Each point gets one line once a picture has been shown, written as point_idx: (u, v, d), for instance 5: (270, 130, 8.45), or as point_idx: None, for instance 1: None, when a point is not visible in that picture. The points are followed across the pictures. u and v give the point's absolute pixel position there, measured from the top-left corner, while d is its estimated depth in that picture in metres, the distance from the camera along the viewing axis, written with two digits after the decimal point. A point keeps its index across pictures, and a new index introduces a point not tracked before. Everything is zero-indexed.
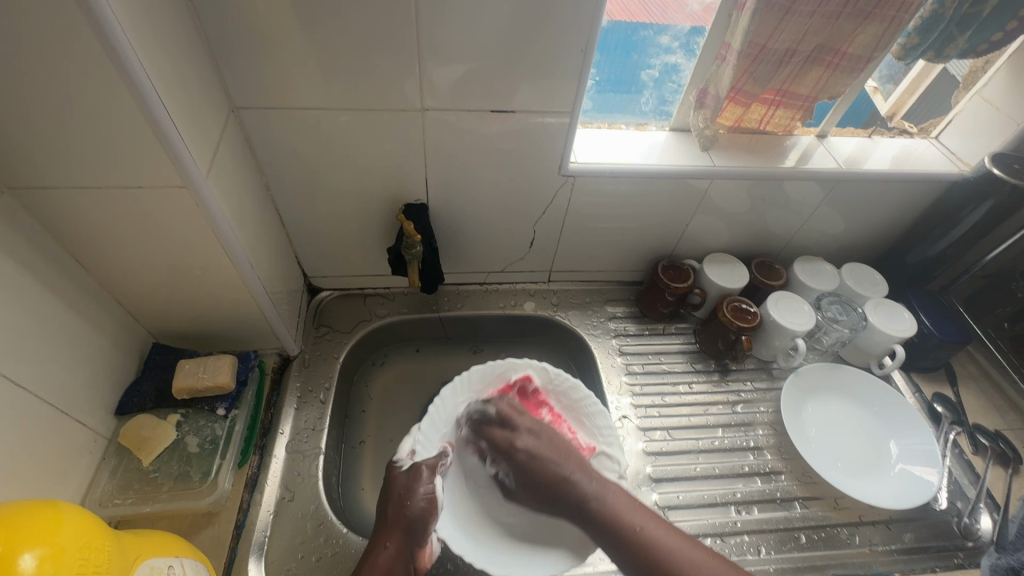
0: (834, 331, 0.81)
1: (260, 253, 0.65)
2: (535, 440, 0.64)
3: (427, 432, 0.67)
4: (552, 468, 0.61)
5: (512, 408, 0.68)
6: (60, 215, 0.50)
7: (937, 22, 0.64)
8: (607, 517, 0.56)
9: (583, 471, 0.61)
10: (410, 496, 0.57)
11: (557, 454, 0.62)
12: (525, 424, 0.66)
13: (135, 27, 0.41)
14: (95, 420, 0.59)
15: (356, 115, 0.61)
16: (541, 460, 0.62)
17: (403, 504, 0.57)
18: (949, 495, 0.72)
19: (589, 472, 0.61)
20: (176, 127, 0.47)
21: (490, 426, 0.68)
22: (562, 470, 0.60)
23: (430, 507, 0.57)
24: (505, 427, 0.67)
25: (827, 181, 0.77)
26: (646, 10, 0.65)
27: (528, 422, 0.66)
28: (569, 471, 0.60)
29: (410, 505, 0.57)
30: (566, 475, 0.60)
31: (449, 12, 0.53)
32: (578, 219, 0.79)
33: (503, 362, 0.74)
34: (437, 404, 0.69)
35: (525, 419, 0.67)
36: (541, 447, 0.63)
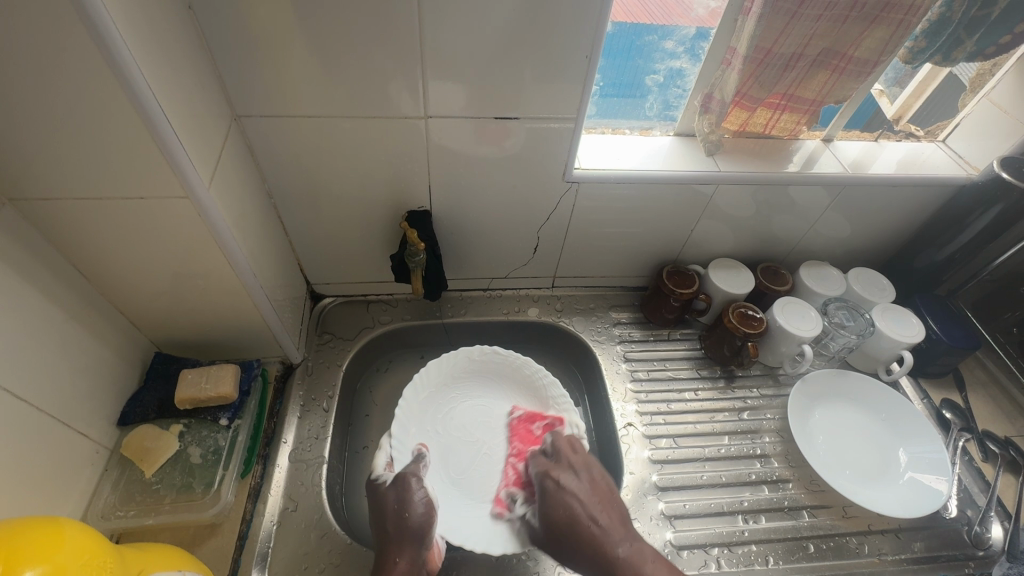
0: (841, 337, 0.80)
1: (262, 261, 0.65)
2: (575, 477, 0.60)
3: (402, 435, 0.67)
4: (585, 514, 0.55)
5: (569, 442, 0.64)
6: (61, 226, 0.50)
7: (945, 25, 0.64)
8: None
9: (618, 523, 0.55)
10: (407, 508, 0.57)
11: (596, 500, 0.57)
12: (572, 460, 0.62)
13: (137, 39, 0.41)
14: (97, 431, 0.59)
15: (359, 122, 0.61)
16: (576, 502, 0.57)
17: (403, 517, 0.57)
18: (959, 503, 0.71)
19: (629, 531, 0.54)
20: (178, 137, 0.47)
21: (539, 455, 0.65)
22: (596, 521, 0.55)
23: (429, 510, 0.58)
24: (553, 458, 0.64)
25: (833, 186, 0.76)
26: (648, 13, 0.64)
27: (578, 460, 0.62)
28: (606, 523, 0.55)
29: (410, 515, 0.57)
30: (599, 524, 0.54)
31: (453, 19, 0.53)
32: (582, 224, 0.79)
33: (458, 352, 0.76)
34: (403, 406, 0.70)
35: (578, 456, 0.62)
36: (577, 487, 0.58)
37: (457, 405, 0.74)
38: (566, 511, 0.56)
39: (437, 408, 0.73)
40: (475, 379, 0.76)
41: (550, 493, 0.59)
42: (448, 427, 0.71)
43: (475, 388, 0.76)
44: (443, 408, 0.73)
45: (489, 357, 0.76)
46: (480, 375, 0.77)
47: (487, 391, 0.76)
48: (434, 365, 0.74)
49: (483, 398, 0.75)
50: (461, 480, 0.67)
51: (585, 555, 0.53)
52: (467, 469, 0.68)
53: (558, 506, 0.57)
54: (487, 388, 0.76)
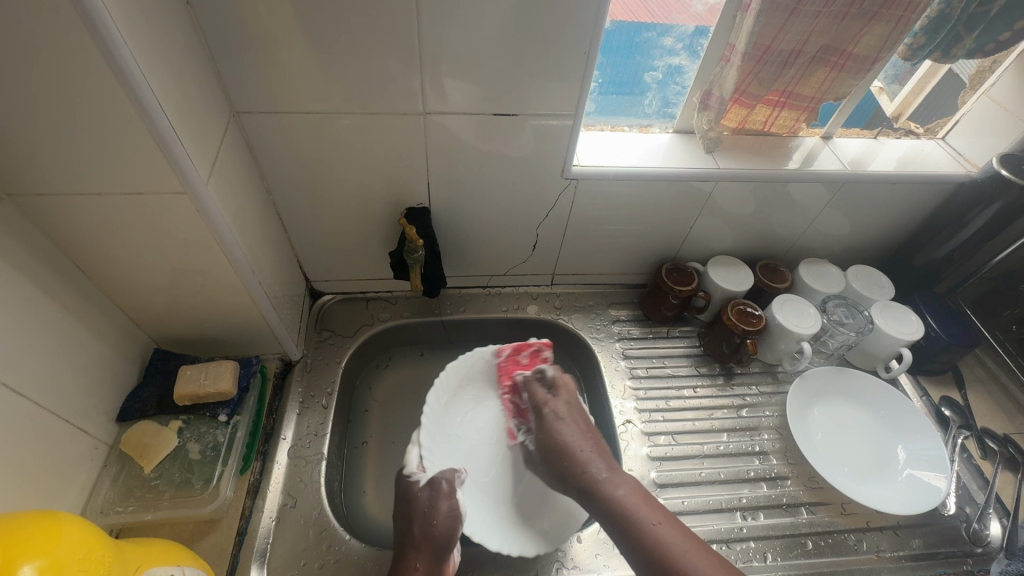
0: (840, 334, 0.80)
1: (261, 258, 0.65)
2: (568, 412, 0.69)
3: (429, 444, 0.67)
4: (574, 442, 0.65)
5: (565, 380, 0.72)
6: (60, 222, 0.50)
7: (944, 22, 0.64)
8: (613, 501, 0.59)
9: (598, 453, 0.64)
10: (434, 514, 0.58)
11: (584, 432, 0.66)
12: (565, 395, 0.70)
13: (134, 35, 0.41)
14: (96, 427, 0.59)
15: (357, 119, 0.61)
16: (566, 432, 0.66)
17: (432, 524, 0.57)
18: (957, 500, 0.71)
19: (608, 460, 0.64)
20: (176, 133, 0.47)
21: (536, 383, 0.73)
22: (582, 447, 0.64)
23: (455, 520, 0.58)
24: (549, 391, 0.71)
25: (832, 183, 0.76)
26: (648, 11, 0.64)
27: (569, 396, 0.71)
28: (589, 450, 0.64)
29: (436, 524, 0.57)
30: (585, 451, 0.64)
31: (451, 15, 0.53)
32: (581, 221, 0.79)
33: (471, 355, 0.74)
34: (427, 415, 0.69)
35: (571, 396, 0.71)
36: (567, 419, 0.68)
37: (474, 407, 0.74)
38: (558, 438, 0.66)
39: (456, 411, 0.73)
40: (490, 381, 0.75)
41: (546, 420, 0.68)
42: (467, 431, 0.72)
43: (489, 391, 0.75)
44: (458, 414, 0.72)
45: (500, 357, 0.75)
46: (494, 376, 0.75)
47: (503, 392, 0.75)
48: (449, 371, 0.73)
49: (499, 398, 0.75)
50: (479, 482, 0.69)
51: (567, 474, 0.63)
52: (488, 469, 0.70)
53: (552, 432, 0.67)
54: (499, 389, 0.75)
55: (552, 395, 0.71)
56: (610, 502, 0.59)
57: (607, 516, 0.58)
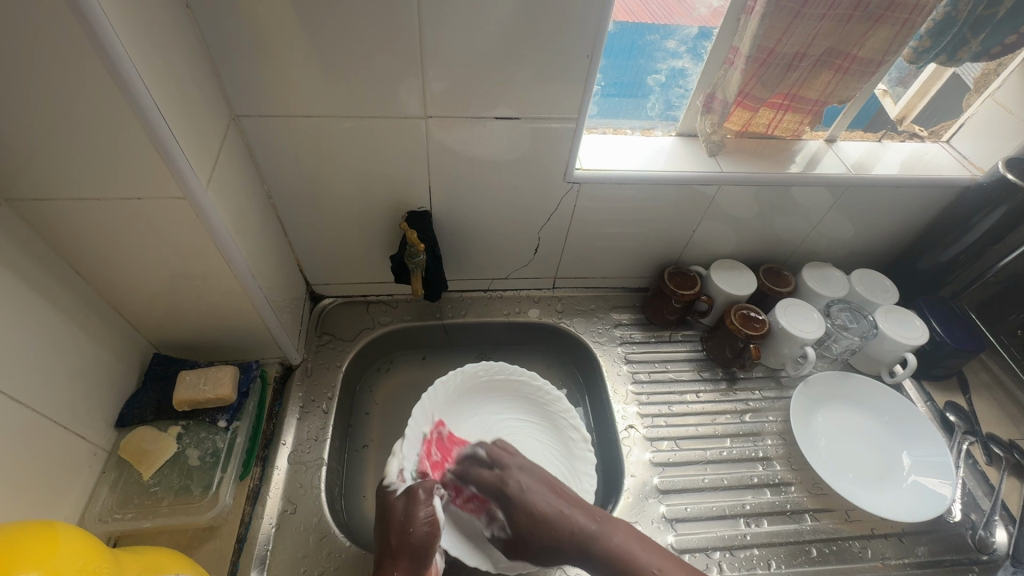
0: (845, 339, 0.79)
1: (262, 262, 0.64)
2: (528, 477, 0.61)
3: (414, 452, 0.65)
4: (549, 507, 0.58)
5: (501, 448, 0.65)
6: (59, 227, 0.50)
7: (950, 24, 0.64)
8: (615, 553, 0.54)
9: (578, 507, 0.58)
10: (412, 522, 0.55)
11: (553, 489, 0.60)
12: (514, 461, 0.63)
13: (133, 39, 0.41)
14: (95, 433, 0.59)
15: (359, 122, 0.60)
16: (537, 499, 0.58)
17: (409, 533, 0.55)
18: (962, 507, 0.71)
19: (591, 511, 0.58)
20: (176, 138, 0.46)
21: (477, 466, 0.64)
22: (561, 505, 0.58)
23: (433, 529, 0.56)
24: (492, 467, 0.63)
25: (836, 187, 0.76)
26: (650, 10, 0.63)
27: (518, 461, 0.63)
28: (570, 507, 0.58)
29: (413, 531, 0.55)
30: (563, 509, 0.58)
31: (453, 19, 0.52)
32: (584, 225, 0.78)
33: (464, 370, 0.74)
34: (414, 425, 0.66)
35: (517, 459, 0.63)
36: (532, 482, 0.60)
37: (465, 420, 0.73)
38: (534, 511, 0.58)
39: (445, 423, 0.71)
40: (480, 395, 0.75)
41: (512, 498, 0.59)
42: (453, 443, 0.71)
43: (483, 404, 0.75)
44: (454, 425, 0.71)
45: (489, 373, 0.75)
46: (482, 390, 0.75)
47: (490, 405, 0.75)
48: (444, 383, 0.72)
49: (501, 412, 0.75)
50: None
51: (559, 542, 0.56)
52: None
53: (525, 506, 0.58)
54: (497, 402, 0.76)
55: (502, 470, 0.62)
56: (612, 554, 0.54)
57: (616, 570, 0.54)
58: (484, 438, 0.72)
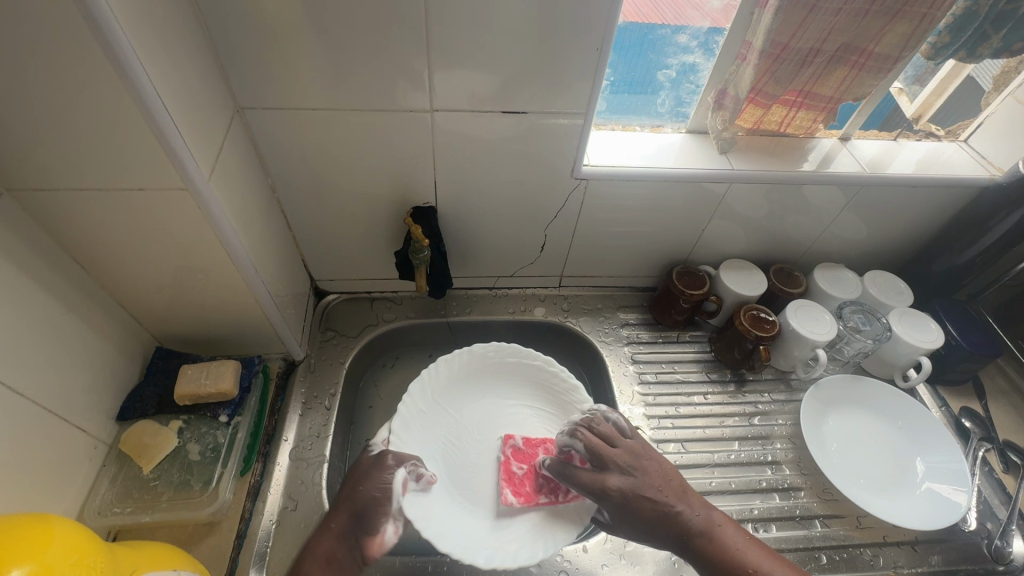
0: (857, 342, 0.77)
1: (265, 257, 0.64)
2: (631, 477, 0.57)
3: (403, 426, 0.65)
4: (658, 500, 0.56)
5: (601, 439, 0.60)
6: (60, 217, 0.49)
7: (970, 19, 0.62)
8: (721, 548, 0.54)
9: (681, 493, 0.57)
10: (364, 479, 0.58)
11: (659, 485, 0.57)
12: (617, 458, 0.58)
13: (135, 25, 0.40)
14: (95, 426, 0.58)
15: (363, 115, 0.60)
16: (645, 496, 0.56)
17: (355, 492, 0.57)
18: (978, 515, 0.69)
19: (689, 497, 0.57)
20: (177, 127, 0.45)
21: (576, 470, 0.58)
22: (669, 502, 0.56)
23: (383, 495, 0.57)
24: (595, 465, 0.59)
25: (850, 186, 0.74)
26: (660, 12, 0.63)
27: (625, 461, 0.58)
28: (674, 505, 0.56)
29: (361, 490, 0.57)
30: (667, 502, 0.56)
31: (460, 10, 0.51)
32: (591, 222, 0.77)
33: (472, 350, 0.73)
34: (406, 403, 0.67)
35: (618, 453, 0.59)
36: (636, 483, 0.57)
37: (471, 402, 0.70)
38: (636, 507, 0.56)
39: (448, 404, 0.69)
40: (490, 378, 0.73)
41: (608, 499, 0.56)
42: (457, 423, 0.68)
43: (492, 386, 0.72)
44: (455, 405, 0.70)
45: (501, 356, 0.73)
46: (495, 374, 0.73)
47: (502, 390, 0.72)
48: (450, 359, 0.72)
49: (504, 397, 0.72)
50: (456, 480, 0.64)
51: (654, 535, 0.56)
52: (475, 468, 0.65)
53: (626, 503, 0.56)
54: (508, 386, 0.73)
55: (602, 473, 0.58)
56: (719, 546, 0.54)
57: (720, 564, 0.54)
58: (488, 424, 0.69)
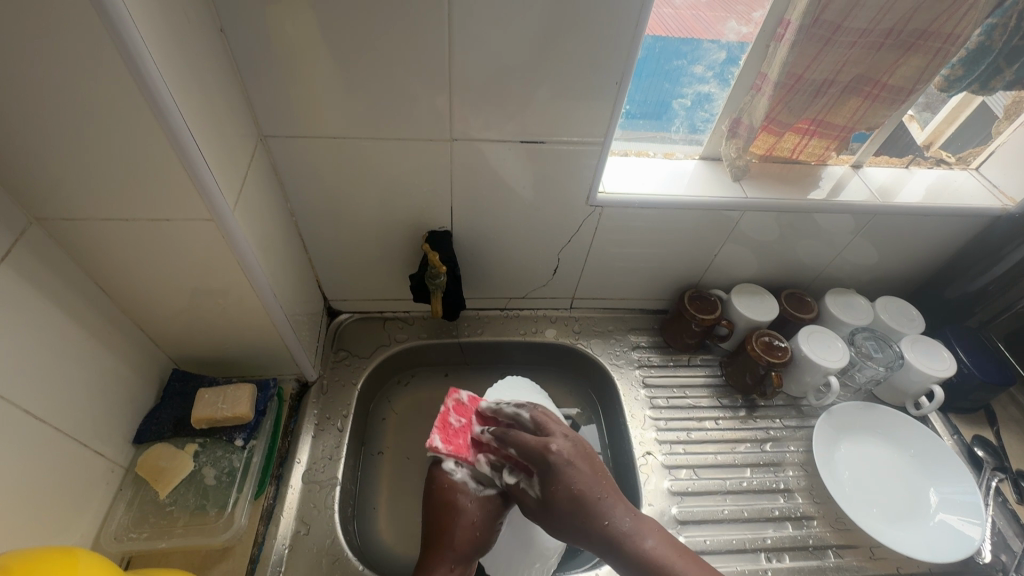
0: (869, 369, 0.78)
1: (283, 280, 0.64)
2: (570, 447, 0.59)
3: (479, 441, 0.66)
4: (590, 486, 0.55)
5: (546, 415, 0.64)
6: (87, 245, 0.50)
7: (984, 53, 0.63)
8: (638, 556, 0.51)
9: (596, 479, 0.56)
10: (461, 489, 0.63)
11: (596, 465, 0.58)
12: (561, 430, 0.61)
13: (168, 65, 0.41)
14: (113, 449, 0.58)
15: (383, 143, 0.60)
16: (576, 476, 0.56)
17: (471, 530, 0.60)
18: (992, 547, 0.69)
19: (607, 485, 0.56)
20: (207, 161, 0.46)
21: (517, 433, 0.62)
22: (594, 489, 0.55)
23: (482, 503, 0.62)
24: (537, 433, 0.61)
25: (862, 214, 0.74)
26: (664, 24, 0.62)
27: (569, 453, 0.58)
28: (588, 504, 0.54)
29: (464, 502, 0.62)
30: (593, 489, 0.55)
31: (483, 42, 0.52)
32: (604, 245, 0.77)
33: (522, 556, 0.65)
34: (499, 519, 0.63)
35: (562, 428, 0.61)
36: (575, 451, 0.58)
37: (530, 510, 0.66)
38: (569, 495, 0.55)
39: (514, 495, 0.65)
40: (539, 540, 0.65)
41: (540, 492, 0.58)
42: None
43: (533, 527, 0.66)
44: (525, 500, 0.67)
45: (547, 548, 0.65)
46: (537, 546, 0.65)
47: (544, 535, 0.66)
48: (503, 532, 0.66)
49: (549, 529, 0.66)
50: None
51: (577, 532, 0.55)
52: None
53: (557, 495, 0.56)
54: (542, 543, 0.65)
55: (547, 438, 0.59)
56: (633, 553, 0.51)
57: (635, 569, 0.51)
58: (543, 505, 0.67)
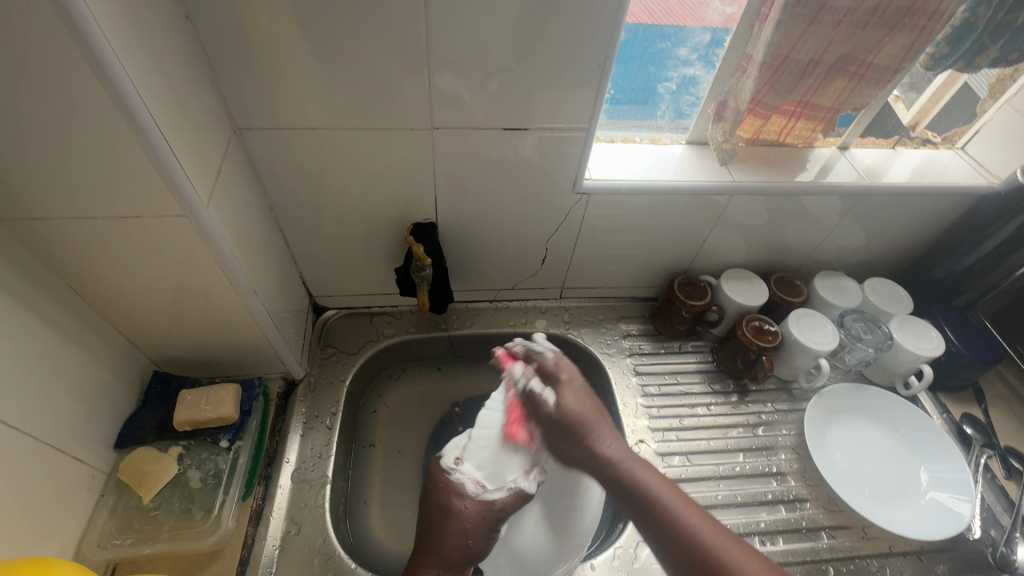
0: (858, 350, 0.77)
1: (264, 277, 0.63)
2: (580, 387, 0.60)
3: (485, 441, 0.60)
4: (589, 415, 0.57)
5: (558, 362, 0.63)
6: (56, 246, 0.48)
7: (969, 30, 0.62)
8: (629, 481, 0.51)
9: (599, 414, 0.58)
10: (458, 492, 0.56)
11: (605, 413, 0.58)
12: (573, 377, 0.61)
13: (130, 57, 0.39)
14: (93, 455, 0.57)
15: (362, 133, 0.59)
16: (577, 406, 0.58)
17: (465, 541, 0.53)
18: (982, 523, 0.69)
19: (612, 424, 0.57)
20: (177, 157, 0.45)
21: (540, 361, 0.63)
22: (597, 421, 0.57)
23: (481, 509, 0.55)
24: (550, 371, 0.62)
25: (850, 196, 0.74)
26: (650, 13, 0.61)
27: (580, 383, 0.61)
28: (594, 427, 0.56)
29: (457, 504, 0.55)
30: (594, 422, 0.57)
31: (461, 26, 0.51)
32: (592, 233, 0.76)
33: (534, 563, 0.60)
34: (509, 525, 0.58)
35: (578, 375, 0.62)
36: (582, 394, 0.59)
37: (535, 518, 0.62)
38: (573, 412, 0.57)
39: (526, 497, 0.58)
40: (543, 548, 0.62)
41: (560, 398, 0.59)
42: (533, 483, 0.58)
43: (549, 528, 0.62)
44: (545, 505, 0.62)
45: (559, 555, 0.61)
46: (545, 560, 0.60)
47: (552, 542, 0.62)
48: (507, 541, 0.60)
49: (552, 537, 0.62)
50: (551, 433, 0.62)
51: (578, 455, 0.56)
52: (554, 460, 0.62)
53: (566, 409, 0.58)
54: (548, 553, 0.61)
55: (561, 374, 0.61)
56: (626, 480, 0.51)
57: (630, 497, 0.50)
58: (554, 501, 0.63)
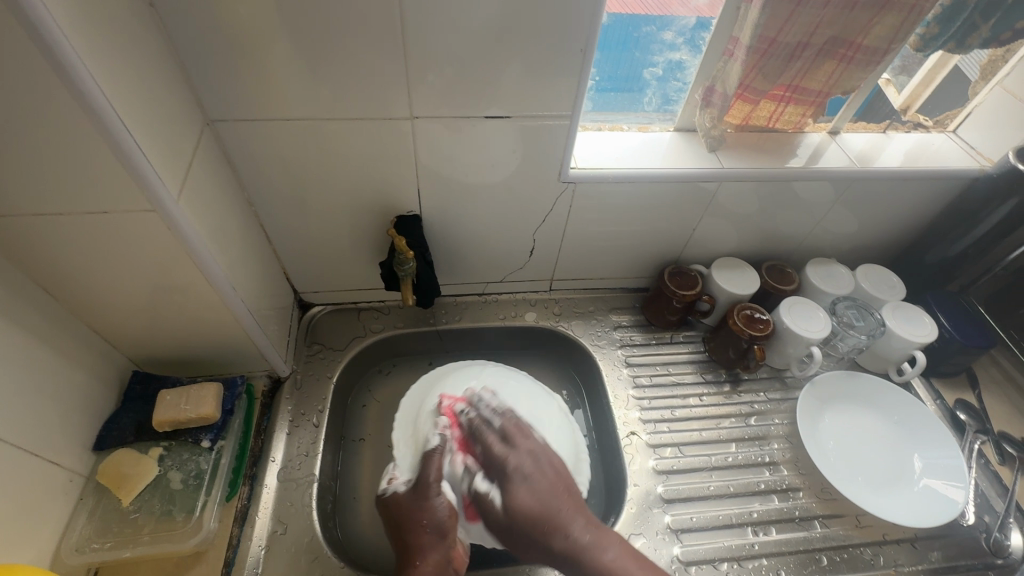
0: (851, 338, 0.76)
1: (243, 274, 0.61)
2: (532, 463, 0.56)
3: (408, 450, 0.62)
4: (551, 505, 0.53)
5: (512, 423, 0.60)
6: (21, 245, 0.46)
7: (959, 9, 0.61)
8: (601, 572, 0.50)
9: (564, 496, 0.54)
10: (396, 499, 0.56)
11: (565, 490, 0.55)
12: (525, 447, 0.57)
13: (87, 43, 0.37)
14: (70, 458, 0.56)
15: (339, 124, 0.57)
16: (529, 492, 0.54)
17: (421, 525, 0.54)
18: (976, 509, 0.69)
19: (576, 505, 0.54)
20: (143, 149, 0.43)
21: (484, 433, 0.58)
22: (557, 510, 0.53)
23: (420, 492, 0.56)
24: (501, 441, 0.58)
25: (840, 181, 0.73)
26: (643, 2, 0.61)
27: (529, 462, 0.56)
28: (556, 521, 0.52)
29: (402, 500, 0.56)
30: (552, 510, 0.53)
31: (437, 11, 0.49)
32: (580, 223, 0.75)
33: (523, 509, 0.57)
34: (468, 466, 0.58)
35: (530, 441, 0.58)
36: (535, 478, 0.55)
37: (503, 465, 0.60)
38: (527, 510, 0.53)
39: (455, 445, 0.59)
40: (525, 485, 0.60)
41: (512, 498, 0.53)
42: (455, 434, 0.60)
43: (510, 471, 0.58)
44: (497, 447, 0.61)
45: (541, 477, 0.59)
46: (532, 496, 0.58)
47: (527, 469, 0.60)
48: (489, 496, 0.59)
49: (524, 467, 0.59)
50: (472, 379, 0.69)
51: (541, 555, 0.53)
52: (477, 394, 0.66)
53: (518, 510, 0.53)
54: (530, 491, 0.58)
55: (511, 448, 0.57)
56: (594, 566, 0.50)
57: None
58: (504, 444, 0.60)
